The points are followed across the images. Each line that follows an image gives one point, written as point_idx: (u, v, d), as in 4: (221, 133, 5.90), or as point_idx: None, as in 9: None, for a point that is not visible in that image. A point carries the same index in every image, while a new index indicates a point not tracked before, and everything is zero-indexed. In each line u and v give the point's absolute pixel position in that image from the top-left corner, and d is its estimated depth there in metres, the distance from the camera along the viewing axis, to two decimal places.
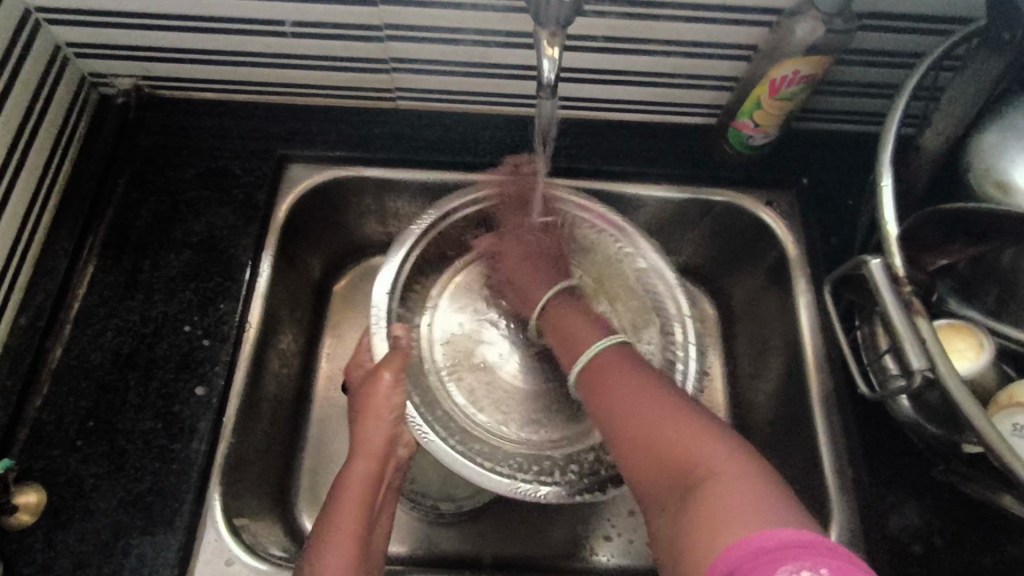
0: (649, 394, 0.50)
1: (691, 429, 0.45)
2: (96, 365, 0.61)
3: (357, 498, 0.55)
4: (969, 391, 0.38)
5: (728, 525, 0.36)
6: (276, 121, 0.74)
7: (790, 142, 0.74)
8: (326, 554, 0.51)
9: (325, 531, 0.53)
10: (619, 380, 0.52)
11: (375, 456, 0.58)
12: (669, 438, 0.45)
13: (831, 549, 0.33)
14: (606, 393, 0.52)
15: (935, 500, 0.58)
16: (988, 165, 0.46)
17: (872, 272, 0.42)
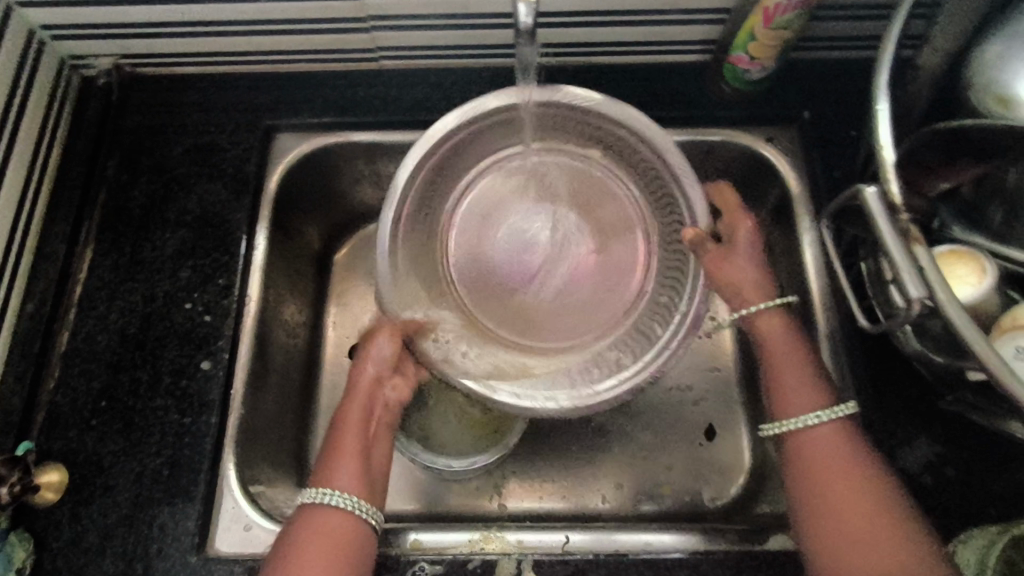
0: (855, 469, 0.48)
1: (887, 522, 0.46)
2: (103, 346, 0.62)
3: (364, 416, 0.55)
4: (970, 319, 0.37)
5: None
6: (259, 91, 0.73)
7: (790, 74, 0.71)
8: (342, 466, 0.51)
9: (338, 442, 0.53)
10: (820, 439, 0.50)
11: (376, 376, 0.57)
12: (875, 526, 0.46)
13: None
14: (819, 470, 0.49)
15: (948, 432, 0.57)
16: (988, 79, 0.44)
17: (867, 201, 0.40)
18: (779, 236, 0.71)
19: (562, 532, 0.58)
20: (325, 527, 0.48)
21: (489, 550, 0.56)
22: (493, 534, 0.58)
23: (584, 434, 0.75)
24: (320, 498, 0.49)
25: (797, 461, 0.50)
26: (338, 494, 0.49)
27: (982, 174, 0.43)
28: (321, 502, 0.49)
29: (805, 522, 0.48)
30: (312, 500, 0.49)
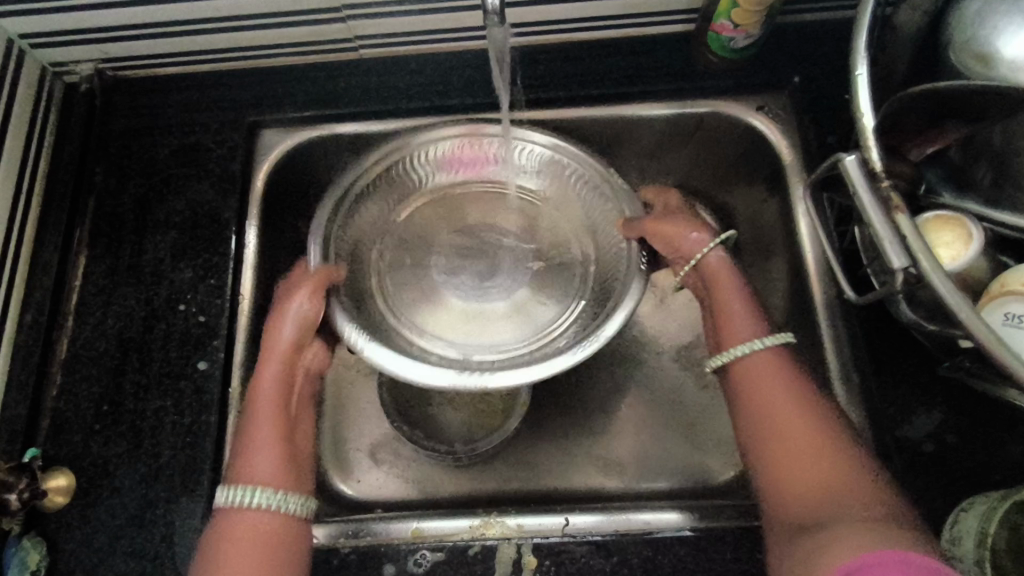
0: (793, 409, 0.52)
1: (823, 457, 0.49)
2: (102, 351, 0.63)
3: (274, 411, 0.55)
4: (955, 286, 0.36)
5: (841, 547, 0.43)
6: (241, 88, 0.72)
7: (779, 40, 0.69)
8: (257, 464, 0.53)
9: (247, 441, 0.54)
10: (768, 388, 0.54)
11: (284, 363, 0.57)
12: (809, 466, 0.49)
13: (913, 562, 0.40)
14: (774, 429, 0.52)
15: (950, 399, 0.56)
16: (969, 35, 0.43)
17: (847, 169, 0.39)
18: (774, 208, 0.70)
19: (562, 514, 0.58)
20: (253, 526, 0.50)
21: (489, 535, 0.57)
22: (493, 519, 0.58)
23: (585, 416, 0.75)
24: (238, 499, 0.50)
25: (747, 418, 0.53)
26: (258, 492, 0.51)
27: (970, 134, 0.42)
28: (236, 502, 0.50)
29: (759, 475, 0.51)
30: (226, 502, 0.50)
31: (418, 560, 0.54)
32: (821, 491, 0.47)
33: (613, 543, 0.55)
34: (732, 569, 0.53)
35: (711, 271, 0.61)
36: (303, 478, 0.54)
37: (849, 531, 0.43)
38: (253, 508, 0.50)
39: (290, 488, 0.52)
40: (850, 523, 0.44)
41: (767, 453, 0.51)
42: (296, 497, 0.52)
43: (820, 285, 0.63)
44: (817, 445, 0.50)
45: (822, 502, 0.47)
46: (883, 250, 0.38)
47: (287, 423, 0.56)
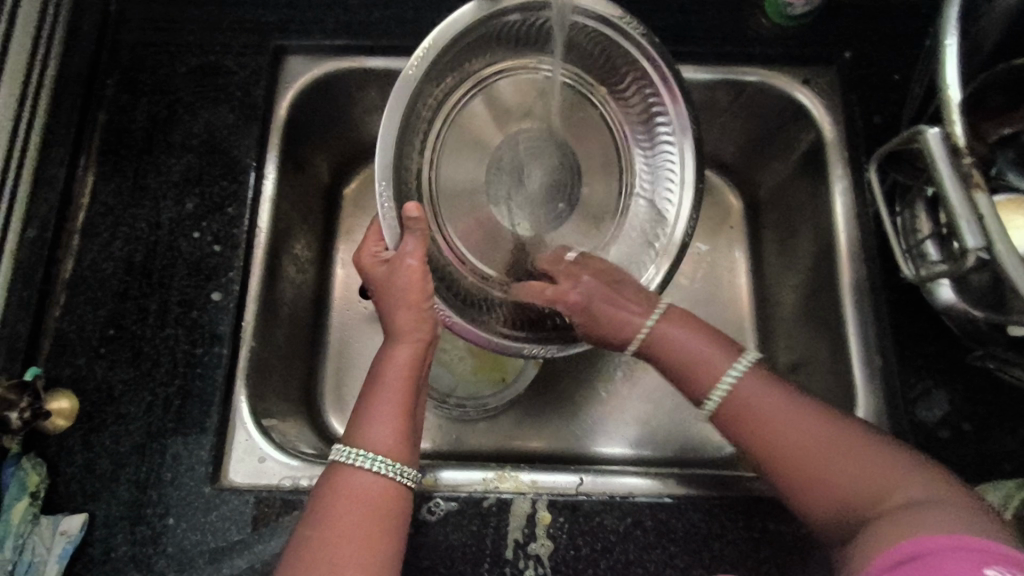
0: (812, 437, 0.46)
1: (859, 468, 0.43)
2: (109, 275, 0.60)
3: (402, 382, 0.51)
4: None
5: (891, 533, 0.38)
6: (267, 9, 0.68)
7: (833, 12, 0.67)
8: (377, 429, 0.48)
9: (372, 406, 0.50)
10: (767, 407, 0.48)
11: (416, 340, 0.53)
12: (845, 479, 0.43)
13: (986, 547, 0.34)
14: (789, 461, 0.46)
15: (969, 388, 0.57)
16: None
17: (928, 142, 0.38)
18: (806, 185, 0.69)
19: (576, 474, 0.58)
20: (358, 487, 0.46)
21: (503, 489, 0.56)
22: (507, 473, 0.57)
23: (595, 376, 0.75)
24: (355, 459, 0.46)
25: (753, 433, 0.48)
26: (378, 457, 0.47)
27: None
28: (359, 465, 0.46)
29: (793, 502, 0.46)
30: (345, 462, 0.47)
31: (431, 508, 0.54)
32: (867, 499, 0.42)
33: (628, 504, 0.55)
34: (743, 538, 0.54)
35: (668, 336, 0.52)
36: (412, 445, 0.49)
37: (919, 514, 0.38)
38: (373, 472, 0.46)
39: (399, 454, 0.47)
40: (914, 514, 0.39)
41: (786, 464, 0.46)
42: (409, 467, 0.47)
43: (851, 267, 0.62)
44: (851, 462, 0.44)
45: (867, 504, 0.42)
46: (958, 227, 0.37)
47: (410, 395, 0.51)
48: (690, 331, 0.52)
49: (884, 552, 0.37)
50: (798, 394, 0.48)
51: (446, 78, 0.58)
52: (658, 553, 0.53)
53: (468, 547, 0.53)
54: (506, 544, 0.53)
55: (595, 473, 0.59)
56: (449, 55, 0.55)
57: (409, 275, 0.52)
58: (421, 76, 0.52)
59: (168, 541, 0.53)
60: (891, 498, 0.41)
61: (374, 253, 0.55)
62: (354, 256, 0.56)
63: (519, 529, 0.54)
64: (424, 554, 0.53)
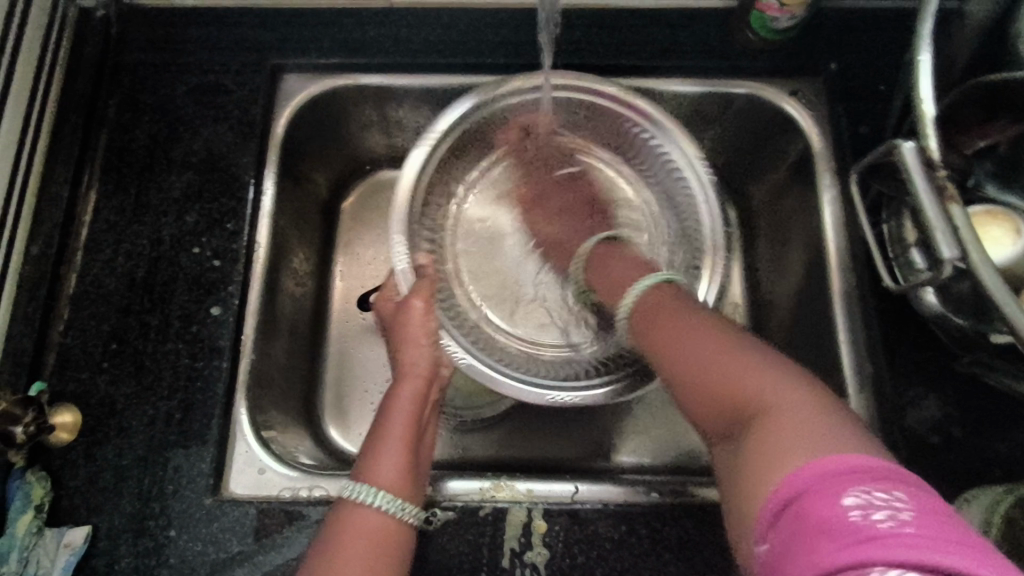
0: (713, 343, 0.43)
1: (740, 361, 0.41)
2: (111, 290, 0.61)
3: (406, 420, 0.53)
4: (1002, 281, 0.36)
5: (783, 447, 0.34)
6: (264, 28, 0.70)
7: (818, 24, 0.68)
8: (383, 463, 0.50)
9: (379, 442, 0.52)
10: (669, 321, 0.48)
11: (421, 378, 0.56)
12: (740, 382, 0.40)
13: (879, 471, 0.31)
14: (693, 368, 0.43)
15: (958, 394, 0.58)
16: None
17: (902, 156, 0.39)
18: (795, 194, 0.70)
19: (571, 483, 0.57)
20: (362, 522, 0.47)
21: (499, 498, 0.56)
22: (502, 482, 0.57)
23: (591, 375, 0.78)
24: (362, 494, 0.48)
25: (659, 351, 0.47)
26: (384, 491, 0.48)
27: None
28: (365, 499, 0.48)
29: (691, 410, 0.43)
30: (352, 496, 0.48)
31: (428, 517, 0.55)
32: (740, 390, 0.40)
33: (622, 511, 0.55)
34: (735, 544, 0.54)
35: (608, 269, 0.58)
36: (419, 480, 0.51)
37: (798, 422, 0.35)
38: (377, 505, 0.48)
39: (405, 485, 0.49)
40: (789, 421, 0.36)
41: (694, 381, 0.43)
42: (413, 502, 0.49)
43: (840, 275, 0.63)
44: (722, 358, 0.42)
45: (749, 399, 0.39)
46: (934, 239, 0.38)
47: (415, 434, 0.53)
48: (626, 265, 0.57)
49: (774, 492, 0.33)
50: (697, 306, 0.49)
51: (456, 165, 0.68)
52: (652, 559, 0.54)
53: (465, 556, 0.54)
54: (503, 552, 0.54)
55: (590, 480, 0.58)
56: (449, 150, 0.65)
57: (415, 318, 0.56)
58: (418, 171, 0.61)
59: (170, 552, 0.54)
60: (772, 404, 0.38)
61: (390, 302, 0.60)
62: (376, 304, 0.62)
63: (515, 537, 0.55)
64: (422, 562, 0.54)
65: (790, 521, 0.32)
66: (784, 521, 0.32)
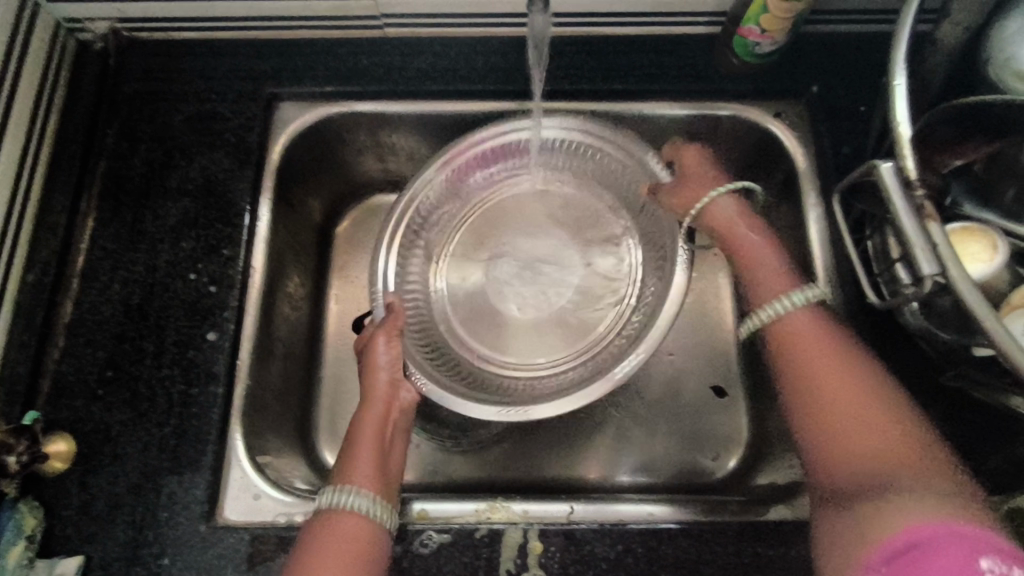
0: (842, 376, 0.50)
1: (885, 427, 0.46)
2: (108, 317, 0.62)
3: (372, 436, 0.56)
4: (980, 294, 0.37)
5: (896, 513, 0.41)
6: (259, 58, 0.71)
7: (799, 49, 0.71)
8: (354, 472, 0.52)
9: (350, 455, 0.54)
10: (812, 346, 0.53)
11: (386, 396, 0.58)
12: (871, 430, 0.47)
13: (984, 539, 0.38)
14: (822, 383, 0.50)
15: (947, 408, 0.58)
16: (1007, 54, 0.44)
17: (882, 176, 0.40)
18: (783, 214, 0.72)
19: (566, 503, 0.59)
20: (337, 528, 0.49)
21: (495, 519, 0.57)
22: (499, 504, 0.58)
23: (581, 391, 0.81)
24: (336, 500, 0.50)
25: (786, 372, 0.53)
26: (355, 493, 0.51)
27: (994, 151, 0.43)
28: (337, 506, 0.50)
29: (794, 425, 0.51)
30: (327, 504, 0.50)
31: (424, 541, 0.55)
32: (891, 457, 0.45)
33: (618, 531, 0.55)
34: (732, 562, 0.54)
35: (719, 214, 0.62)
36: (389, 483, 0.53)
37: (914, 504, 0.41)
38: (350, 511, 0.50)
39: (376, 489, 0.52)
40: (909, 503, 0.41)
41: (814, 404, 0.50)
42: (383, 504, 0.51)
43: (828, 292, 0.64)
44: (876, 416, 0.47)
45: (886, 452, 0.45)
46: (915, 256, 0.39)
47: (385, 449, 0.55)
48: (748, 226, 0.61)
49: (889, 541, 0.41)
50: (845, 333, 0.53)
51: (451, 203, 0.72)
52: None
53: None
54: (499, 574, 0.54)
55: (585, 501, 0.60)
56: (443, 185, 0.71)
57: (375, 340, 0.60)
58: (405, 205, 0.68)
59: None
60: (919, 459, 0.44)
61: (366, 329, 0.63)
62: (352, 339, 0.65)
63: (511, 559, 0.54)
64: None
65: (911, 562, 0.39)
66: (901, 563, 0.39)
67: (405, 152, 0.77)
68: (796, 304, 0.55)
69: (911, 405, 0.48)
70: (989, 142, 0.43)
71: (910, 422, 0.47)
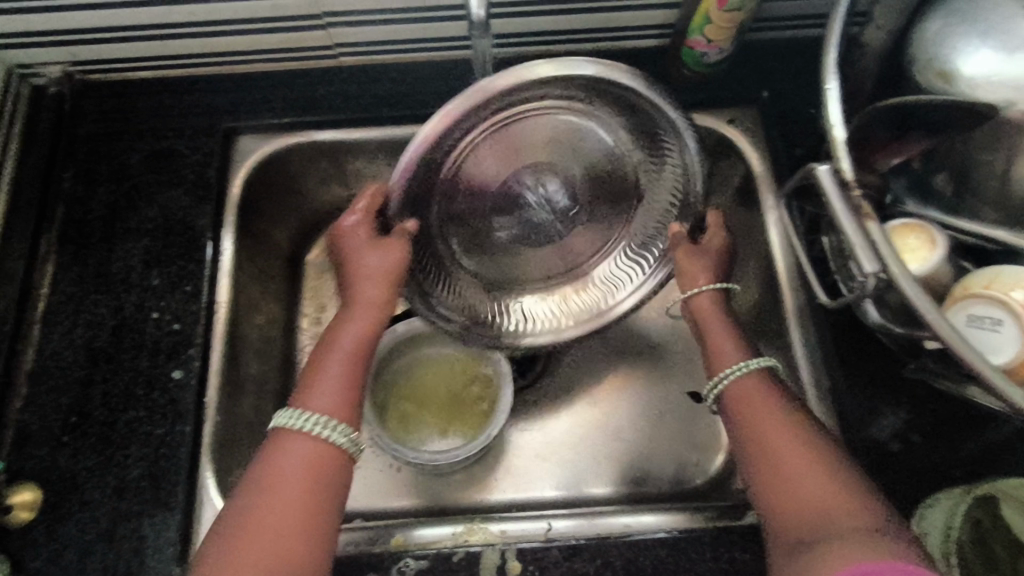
0: (786, 438, 0.50)
1: (827, 479, 0.47)
2: (70, 362, 0.61)
3: (341, 363, 0.54)
4: (920, 289, 0.38)
5: (844, 555, 0.42)
6: (216, 93, 0.71)
7: (748, 56, 0.72)
8: (314, 393, 0.53)
9: (313, 375, 0.54)
10: (753, 399, 0.53)
11: (367, 305, 0.56)
12: (811, 489, 0.47)
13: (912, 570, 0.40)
14: (768, 447, 0.50)
15: (915, 400, 0.59)
16: (929, 56, 0.43)
17: (820, 178, 0.41)
18: (744, 217, 0.73)
19: (544, 520, 0.59)
20: (281, 468, 0.49)
21: (473, 542, 0.57)
22: (476, 526, 0.58)
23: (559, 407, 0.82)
24: (295, 421, 0.50)
25: (736, 429, 0.53)
26: (318, 418, 0.51)
27: (932, 147, 0.44)
28: (295, 424, 0.50)
29: (749, 484, 0.51)
30: (286, 422, 0.50)
31: (401, 569, 0.54)
32: (829, 508, 0.46)
33: (596, 545, 0.55)
34: (711, 568, 0.54)
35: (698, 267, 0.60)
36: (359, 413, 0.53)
37: (854, 550, 0.42)
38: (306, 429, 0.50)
39: (343, 419, 0.52)
40: (847, 546, 0.43)
41: (764, 461, 0.50)
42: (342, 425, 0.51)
43: (791, 292, 0.66)
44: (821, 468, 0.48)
45: (821, 508, 0.46)
46: (856, 254, 0.40)
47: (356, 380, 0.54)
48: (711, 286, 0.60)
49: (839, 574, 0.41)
50: (783, 387, 0.54)
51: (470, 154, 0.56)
52: None
53: None
54: None
55: (565, 516, 0.60)
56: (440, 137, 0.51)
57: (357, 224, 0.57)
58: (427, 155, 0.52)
59: None
60: (857, 514, 0.45)
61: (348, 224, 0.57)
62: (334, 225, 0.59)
63: None
64: None
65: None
66: None
67: (369, 178, 0.77)
68: (743, 371, 0.54)
69: (842, 453, 0.49)
70: (922, 141, 0.43)
71: (838, 468, 0.48)
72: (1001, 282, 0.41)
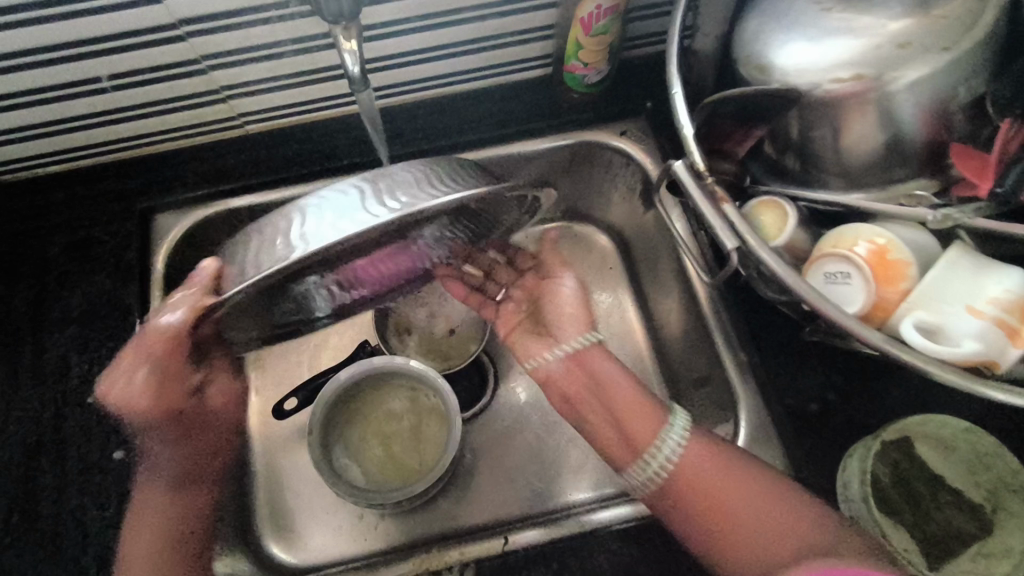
0: (607, 405, 0.59)
1: (762, 493, 0.53)
2: (7, 461, 0.61)
3: (154, 522, 0.56)
4: (776, 255, 0.43)
5: (794, 554, 0.50)
6: (128, 177, 0.73)
7: (627, 74, 0.78)
8: (133, 564, 0.54)
9: (132, 532, 0.56)
10: (580, 375, 0.61)
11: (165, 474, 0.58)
12: (744, 505, 0.53)
13: (891, 572, 0.45)
14: (613, 412, 0.58)
15: (824, 363, 0.64)
16: (746, 53, 0.48)
17: (676, 174, 0.46)
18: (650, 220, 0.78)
19: (500, 534, 0.59)
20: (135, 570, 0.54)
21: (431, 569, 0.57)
22: (433, 554, 0.59)
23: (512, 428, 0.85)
24: None
25: (567, 409, 0.61)
26: None
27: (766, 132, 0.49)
28: None
29: (593, 440, 0.59)
30: None
31: None
32: (783, 521, 0.52)
33: (550, 550, 0.57)
34: (664, 554, 0.57)
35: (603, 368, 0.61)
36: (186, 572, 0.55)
37: (787, 535, 0.51)
38: None
39: None
40: (798, 541, 0.50)
41: (598, 436, 0.59)
42: None
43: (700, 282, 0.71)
44: (751, 470, 0.54)
45: (730, 516, 0.53)
46: (716, 232, 0.44)
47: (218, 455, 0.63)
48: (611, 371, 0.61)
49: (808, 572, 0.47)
50: (620, 368, 0.61)
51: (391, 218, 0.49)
52: None
53: None
54: None
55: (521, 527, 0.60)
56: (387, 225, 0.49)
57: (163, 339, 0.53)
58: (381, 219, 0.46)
59: None
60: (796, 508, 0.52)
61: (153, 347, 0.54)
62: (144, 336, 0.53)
63: None
64: None
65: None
66: None
67: None
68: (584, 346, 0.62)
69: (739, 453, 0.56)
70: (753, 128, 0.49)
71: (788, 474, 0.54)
72: (845, 239, 0.45)
